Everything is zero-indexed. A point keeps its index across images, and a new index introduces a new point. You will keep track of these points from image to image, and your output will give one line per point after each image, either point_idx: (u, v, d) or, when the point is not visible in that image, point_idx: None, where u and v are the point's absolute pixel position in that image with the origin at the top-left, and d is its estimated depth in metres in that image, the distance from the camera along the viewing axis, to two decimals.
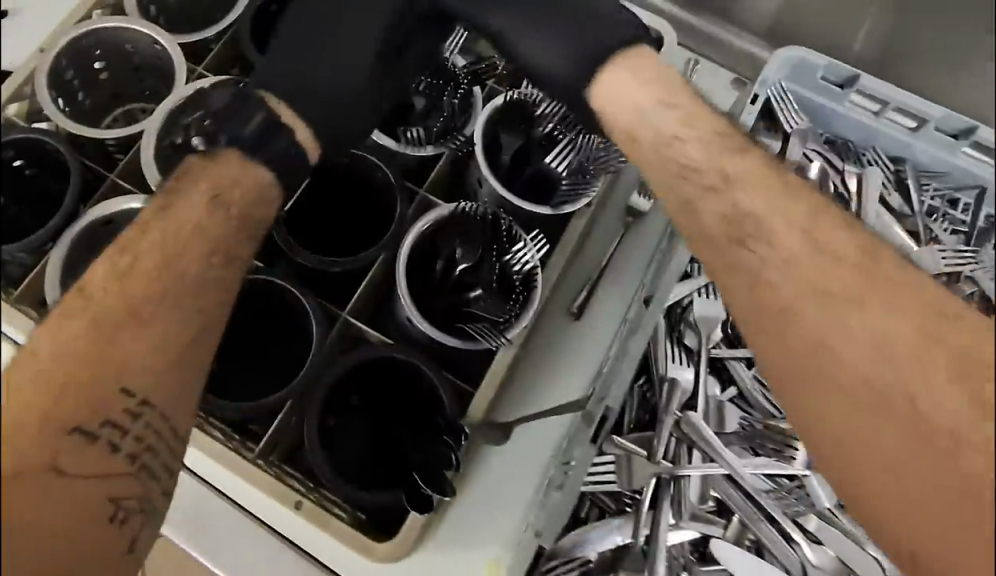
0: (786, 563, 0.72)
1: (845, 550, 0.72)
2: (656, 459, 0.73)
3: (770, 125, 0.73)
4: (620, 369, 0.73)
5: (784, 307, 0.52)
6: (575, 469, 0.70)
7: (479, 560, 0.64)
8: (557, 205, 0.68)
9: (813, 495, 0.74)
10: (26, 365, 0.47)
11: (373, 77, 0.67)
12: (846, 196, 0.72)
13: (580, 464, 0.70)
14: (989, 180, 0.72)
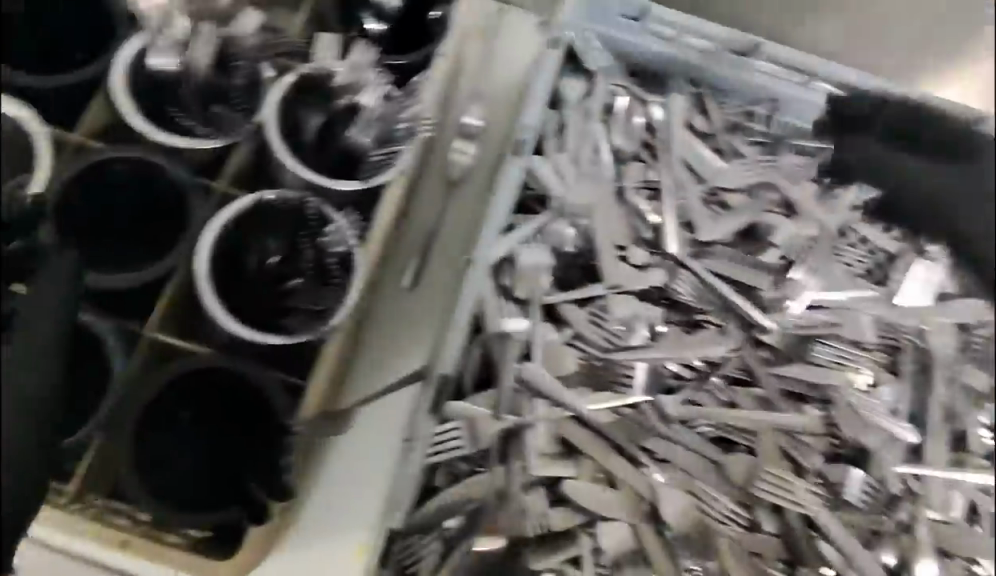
0: (690, 547, 0.55)
1: (752, 522, 0.57)
2: (501, 415, 0.57)
3: (572, 65, 0.72)
4: (463, 326, 0.59)
5: None
6: (418, 446, 0.56)
7: (348, 541, 0.63)
8: (367, 177, 0.65)
9: (691, 448, 0.58)
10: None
11: None
12: (653, 124, 0.70)
13: (421, 439, 0.56)
14: (783, 92, 0.72)
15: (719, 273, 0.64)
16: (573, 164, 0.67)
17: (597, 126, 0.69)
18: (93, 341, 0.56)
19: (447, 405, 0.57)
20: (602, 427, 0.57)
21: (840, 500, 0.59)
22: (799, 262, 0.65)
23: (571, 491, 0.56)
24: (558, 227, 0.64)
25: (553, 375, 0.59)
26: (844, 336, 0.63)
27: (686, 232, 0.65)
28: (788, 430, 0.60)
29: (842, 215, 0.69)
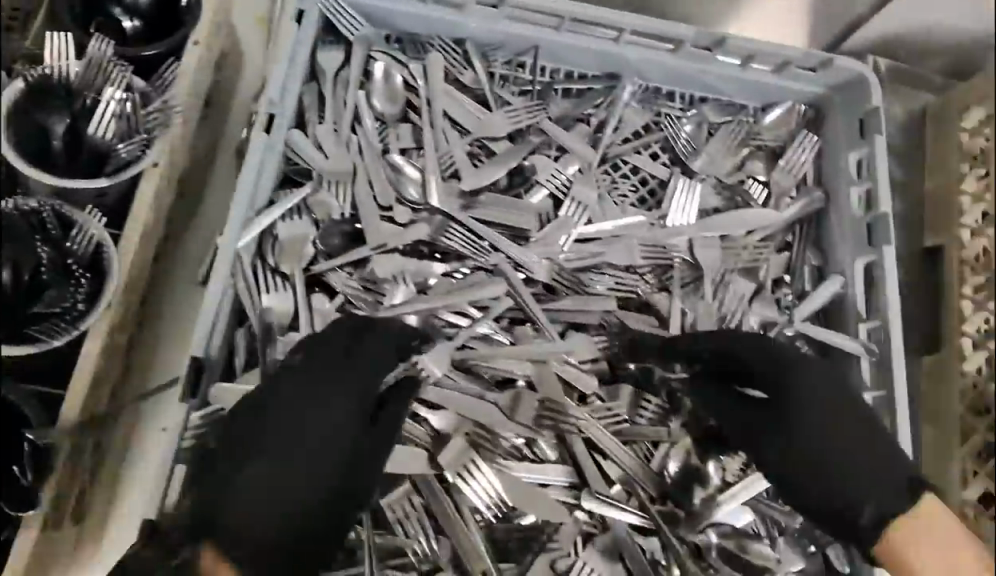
0: (472, 486, 0.57)
1: (530, 449, 0.59)
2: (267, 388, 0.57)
3: (328, 38, 0.72)
4: (216, 302, 0.55)
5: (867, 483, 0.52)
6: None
7: None
8: (115, 176, 0.62)
9: (465, 392, 0.60)
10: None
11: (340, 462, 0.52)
12: (416, 84, 0.71)
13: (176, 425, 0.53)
14: (540, 39, 0.74)
15: (481, 220, 0.65)
16: (334, 133, 0.67)
17: (358, 93, 0.69)
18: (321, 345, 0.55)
19: (204, 389, 0.55)
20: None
21: (621, 421, 0.61)
22: (566, 196, 0.68)
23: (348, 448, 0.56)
24: (319, 197, 0.64)
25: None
26: (608, 262, 0.66)
27: (449, 182, 0.66)
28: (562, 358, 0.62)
29: (607, 146, 0.74)
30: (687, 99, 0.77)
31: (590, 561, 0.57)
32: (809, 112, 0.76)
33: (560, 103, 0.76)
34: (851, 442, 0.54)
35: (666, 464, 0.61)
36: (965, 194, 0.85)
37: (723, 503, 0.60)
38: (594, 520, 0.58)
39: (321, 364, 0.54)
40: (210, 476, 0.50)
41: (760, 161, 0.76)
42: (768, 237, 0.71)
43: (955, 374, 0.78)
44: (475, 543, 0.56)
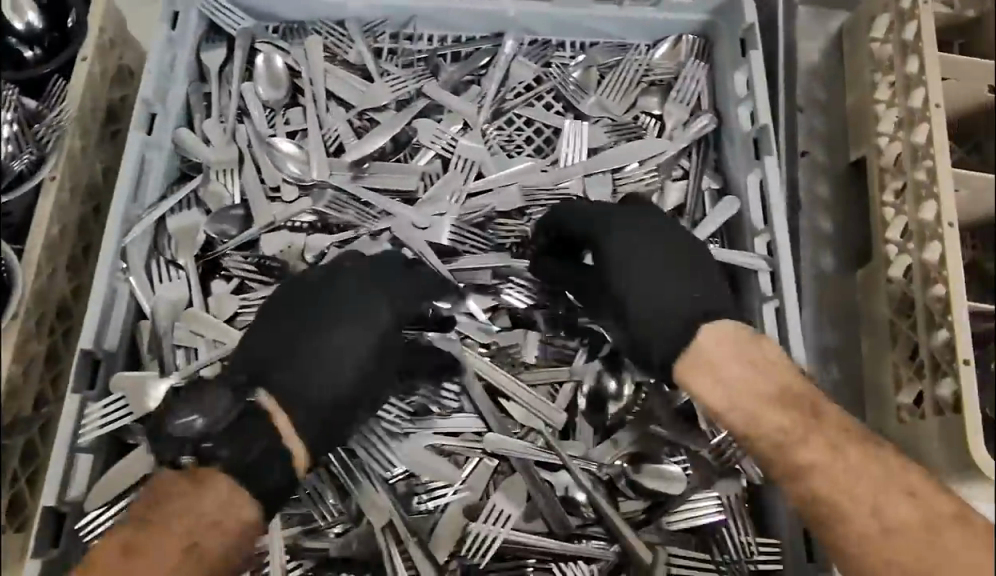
0: (377, 441, 0.60)
1: (432, 402, 0.61)
2: (167, 373, 0.59)
3: (211, 36, 0.72)
4: (102, 294, 0.58)
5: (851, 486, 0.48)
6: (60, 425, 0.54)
7: None
8: (9, 191, 0.64)
9: None
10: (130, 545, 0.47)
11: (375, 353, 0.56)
12: (299, 70, 0.72)
13: (80, 418, 0.56)
14: (417, 8, 0.75)
15: (369, 188, 0.67)
16: (220, 125, 0.68)
17: (243, 85, 0.71)
18: (373, 262, 0.59)
19: (103, 380, 0.57)
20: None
21: (523, 365, 0.63)
22: (452, 154, 0.69)
23: None
24: (211, 188, 0.66)
25: (219, 321, 0.61)
26: (499, 211, 0.67)
27: (334, 157, 0.69)
28: (453, 304, 0.63)
29: (494, 100, 0.74)
30: (576, 46, 0.77)
31: (499, 504, 0.59)
32: (698, 40, 0.76)
33: (449, 70, 0.75)
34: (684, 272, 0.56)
35: (571, 401, 0.62)
36: (880, 103, 0.80)
37: (628, 431, 0.61)
38: (499, 463, 0.60)
39: (322, 275, 0.58)
40: (290, 339, 0.55)
41: (654, 95, 0.75)
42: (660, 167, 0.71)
43: (883, 282, 0.75)
44: (383, 499, 0.58)
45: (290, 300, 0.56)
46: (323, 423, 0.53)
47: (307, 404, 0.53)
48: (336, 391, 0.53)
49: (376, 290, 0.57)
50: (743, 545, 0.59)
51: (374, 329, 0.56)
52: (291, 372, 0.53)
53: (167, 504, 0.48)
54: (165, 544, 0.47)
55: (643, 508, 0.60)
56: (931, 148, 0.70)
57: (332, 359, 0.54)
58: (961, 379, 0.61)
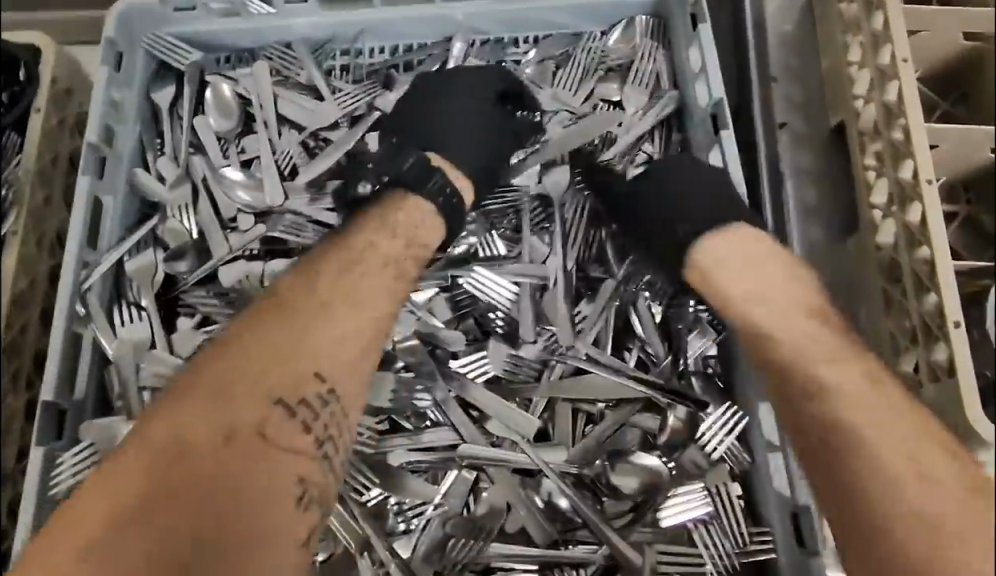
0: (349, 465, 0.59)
1: (404, 418, 0.61)
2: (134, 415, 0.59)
3: (159, 76, 0.72)
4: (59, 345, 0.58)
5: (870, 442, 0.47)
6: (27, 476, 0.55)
7: None
8: None
9: None
10: (286, 293, 0.53)
11: (482, 135, 0.65)
12: (250, 97, 0.71)
13: (51, 468, 0.56)
14: (363, 20, 0.72)
15: (324, 209, 0.66)
16: (175, 163, 0.68)
17: (195, 118, 0.70)
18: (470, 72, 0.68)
19: (70, 428, 0.58)
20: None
21: (494, 371, 0.61)
22: None
23: None
24: (169, 225, 0.66)
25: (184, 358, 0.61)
26: None
27: (289, 180, 0.68)
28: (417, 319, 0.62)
29: None
30: (530, 41, 0.74)
31: (482, 518, 0.58)
32: (651, 21, 0.73)
33: (403, 82, 0.72)
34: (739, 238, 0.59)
35: (545, 405, 0.61)
36: (852, 64, 0.76)
37: (605, 431, 0.60)
38: (478, 474, 0.59)
39: (439, 88, 0.67)
40: (425, 130, 0.65)
41: (613, 82, 0.73)
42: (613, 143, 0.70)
43: (872, 249, 0.72)
44: (360, 524, 0.57)
45: (407, 113, 0.66)
46: (481, 169, 0.64)
47: (463, 153, 0.64)
48: (477, 126, 0.66)
49: (461, 90, 0.67)
50: (740, 536, 0.57)
51: (492, 104, 0.67)
52: (442, 146, 0.64)
53: (338, 244, 0.55)
54: (361, 263, 0.54)
55: (629, 508, 0.58)
56: (902, 106, 0.68)
57: (459, 127, 0.65)
58: (953, 343, 0.59)
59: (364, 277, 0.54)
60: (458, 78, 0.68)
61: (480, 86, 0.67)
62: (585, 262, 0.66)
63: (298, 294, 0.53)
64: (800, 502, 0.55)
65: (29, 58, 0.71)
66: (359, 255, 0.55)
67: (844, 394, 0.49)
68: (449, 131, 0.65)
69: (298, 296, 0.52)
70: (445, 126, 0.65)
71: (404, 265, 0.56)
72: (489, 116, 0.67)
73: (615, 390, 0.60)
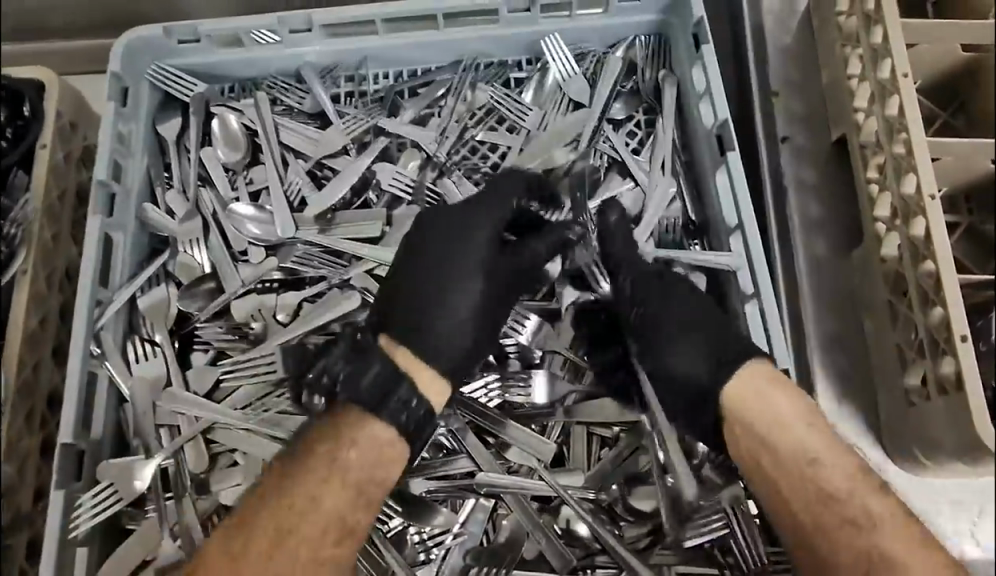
0: None
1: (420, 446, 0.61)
2: (154, 453, 0.59)
3: (165, 107, 0.72)
4: (78, 387, 0.58)
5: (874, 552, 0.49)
6: (47, 516, 0.54)
7: None
8: None
9: None
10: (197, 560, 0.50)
11: (481, 311, 0.58)
12: (255, 128, 0.71)
13: (71, 510, 0.56)
14: (365, 48, 0.72)
15: (338, 239, 0.65)
16: (184, 196, 0.68)
17: (203, 150, 0.70)
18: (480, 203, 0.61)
19: (88, 469, 0.58)
20: (243, 423, 0.60)
21: (505, 397, 0.61)
22: (415, 192, 0.68)
23: (225, 469, 0.60)
24: (180, 259, 0.66)
25: (200, 392, 0.62)
26: None
27: (298, 211, 0.68)
28: None
29: (453, 127, 0.70)
30: (534, 63, 0.73)
31: (502, 545, 0.58)
32: (652, 40, 0.72)
33: (405, 107, 0.72)
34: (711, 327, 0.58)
35: (561, 430, 0.61)
36: (852, 78, 0.77)
37: (621, 456, 0.60)
38: (494, 503, 0.59)
39: (413, 260, 0.59)
40: (400, 314, 0.57)
41: (621, 101, 0.72)
42: (611, 154, 0.70)
43: (877, 262, 0.72)
44: (382, 553, 0.57)
45: (416, 276, 0.58)
46: (459, 361, 0.57)
47: (443, 351, 0.56)
48: (467, 328, 0.57)
49: (434, 255, 0.59)
50: (757, 557, 0.57)
51: (490, 291, 0.59)
52: (421, 317, 0.57)
53: (280, 482, 0.51)
54: (291, 507, 0.50)
55: (647, 531, 0.58)
56: (903, 121, 0.68)
57: (453, 310, 0.57)
58: (960, 356, 0.59)
59: (299, 541, 0.49)
60: (441, 249, 0.59)
61: (470, 245, 0.59)
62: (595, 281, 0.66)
63: (215, 551, 0.49)
64: None
65: (32, 93, 0.71)
66: (335, 467, 0.51)
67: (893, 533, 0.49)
68: (432, 313, 0.57)
69: (219, 551, 0.49)
70: (430, 294, 0.58)
71: (333, 505, 0.50)
72: (500, 264, 0.60)
73: (630, 412, 0.60)
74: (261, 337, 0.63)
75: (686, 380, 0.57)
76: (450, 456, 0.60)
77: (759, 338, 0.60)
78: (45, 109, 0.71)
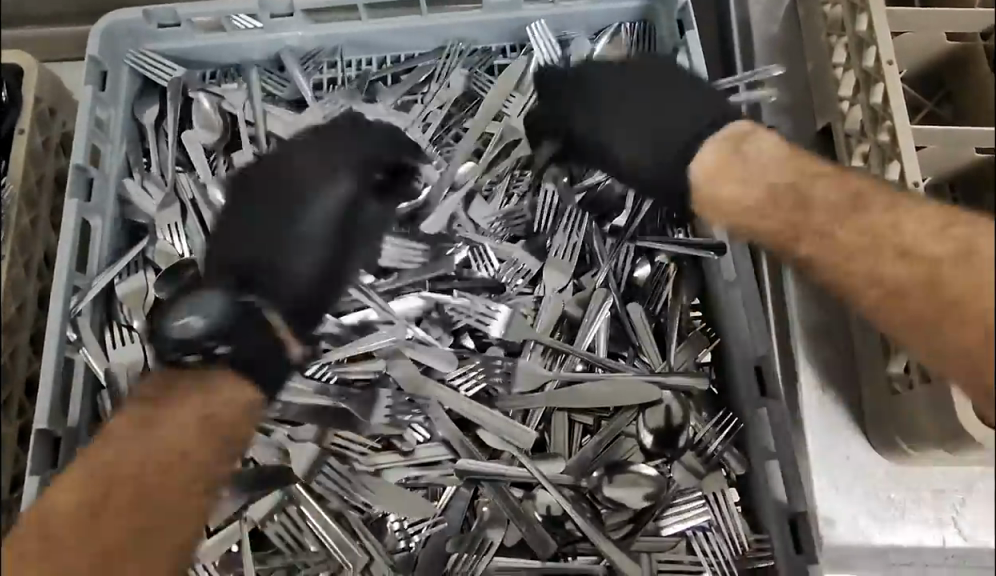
0: (348, 481, 0.58)
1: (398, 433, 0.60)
2: None
3: (144, 93, 0.71)
4: (53, 373, 0.57)
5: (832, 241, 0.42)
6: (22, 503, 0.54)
7: None
8: None
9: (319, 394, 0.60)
10: (89, 480, 0.47)
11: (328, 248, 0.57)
12: (236, 113, 0.70)
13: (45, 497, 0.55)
14: (347, 33, 0.71)
15: None
16: (163, 182, 0.68)
17: (182, 136, 0.70)
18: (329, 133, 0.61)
19: (64, 456, 0.58)
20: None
21: (487, 384, 0.61)
22: None
23: None
24: (159, 245, 0.65)
25: None
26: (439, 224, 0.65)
27: None
28: (407, 332, 0.62)
29: (437, 113, 0.70)
30: (519, 49, 0.73)
31: (483, 532, 0.58)
32: (637, 27, 0.72)
33: (387, 93, 0.71)
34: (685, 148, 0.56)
35: (542, 416, 0.61)
36: (837, 67, 0.77)
37: (601, 442, 0.60)
38: (474, 490, 0.59)
39: (246, 190, 0.58)
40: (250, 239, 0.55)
41: None
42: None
43: None
44: (362, 540, 0.57)
45: (262, 202, 0.57)
46: (299, 300, 0.55)
47: (291, 282, 0.54)
48: (315, 262, 0.56)
49: (275, 180, 0.58)
50: (737, 544, 0.57)
51: (312, 241, 0.56)
52: (262, 244, 0.55)
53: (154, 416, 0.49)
54: (167, 435, 0.48)
55: (628, 519, 0.58)
56: (887, 109, 0.68)
57: (281, 243, 0.55)
58: None
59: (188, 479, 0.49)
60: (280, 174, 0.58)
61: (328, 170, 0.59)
62: (579, 267, 0.66)
63: (109, 470, 0.47)
64: (796, 509, 0.54)
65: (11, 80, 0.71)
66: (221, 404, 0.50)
67: (901, 272, 0.38)
68: (276, 239, 0.55)
69: (116, 471, 0.47)
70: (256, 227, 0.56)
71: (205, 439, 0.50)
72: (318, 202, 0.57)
73: (610, 398, 0.60)
74: None
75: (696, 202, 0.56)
76: (428, 442, 0.60)
77: (742, 324, 0.59)
78: (23, 94, 0.70)
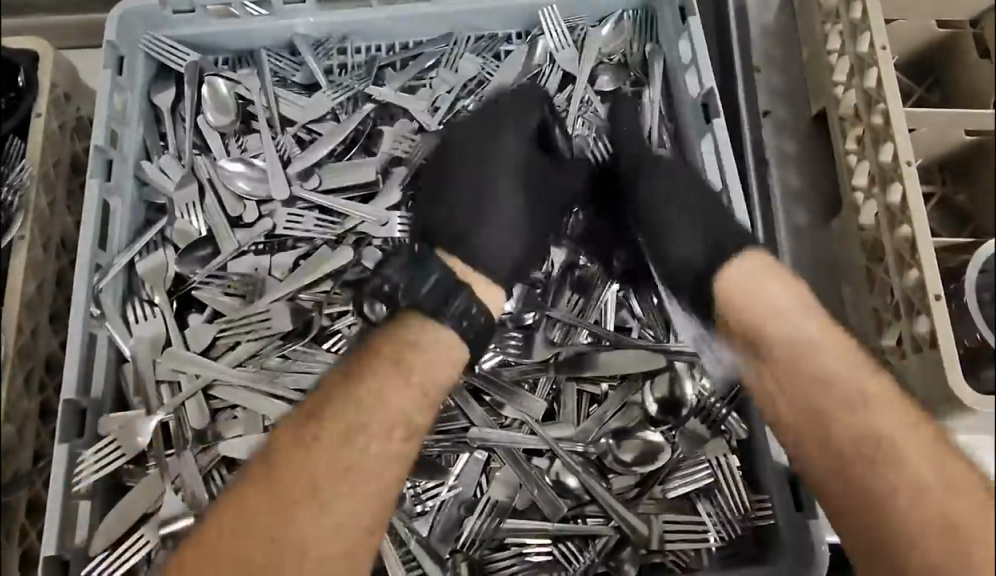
0: None
1: None
2: (154, 410, 0.61)
3: (159, 78, 0.73)
4: (80, 347, 0.59)
5: (823, 434, 0.51)
6: (51, 472, 0.55)
7: None
8: None
9: (335, 366, 0.62)
10: (311, 428, 0.52)
11: (532, 238, 0.63)
12: (250, 98, 0.72)
13: (72, 465, 0.57)
14: (356, 20, 0.73)
15: (333, 198, 0.67)
16: (180, 164, 0.69)
17: (198, 119, 0.72)
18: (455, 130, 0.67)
19: (90, 426, 0.59)
20: (240, 379, 0.61)
21: (501, 356, 0.63)
22: (411, 156, 0.69)
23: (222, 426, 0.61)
24: (178, 224, 0.67)
25: (197, 351, 0.63)
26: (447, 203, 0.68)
27: (287, 168, 0.69)
28: None
29: (447, 96, 0.72)
30: (525, 36, 0.75)
31: (498, 496, 0.60)
32: (637, 15, 0.74)
33: (396, 78, 0.73)
34: (722, 260, 0.59)
35: (550, 386, 0.63)
36: (832, 53, 0.79)
37: (607, 409, 0.62)
38: (487, 456, 0.61)
39: (465, 168, 0.64)
40: (446, 227, 0.61)
41: (607, 74, 0.74)
42: (596, 123, 0.71)
43: (855, 230, 0.75)
44: None
45: (462, 186, 0.63)
46: (509, 273, 0.61)
47: (489, 258, 0.60)
48: (517, 233, 0.62)
49: (462, 169, 0.64)
50: (740, 503, 0.59)
51: (536, 207, 0.65)
52: (470, 228, 0.61)
53: (324, 410, 0.52)
54: (358, 409, 0.52)
55: (635, 482, 0.61)
56: (881, 92, 0.70)
57: (499, 213, 0.62)
58: (933, 315, 0.61)
59: (339, 494, 0.50)
60: (477, 155, 0.64)
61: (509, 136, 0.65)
62: (585, 243, 0.68)
63: (341, 415, 0.52)
64: (796, 470, 0.56)
65: (28, 65, 0.72)
66: (400, 344, 0.54)
67: (849, 382, 0.51)
68: (482, 218, 0.61)
69: (339, 419, 0.52)
70: (448, 220, 0.61)
71: (410, 413, 0.53)
72: (497, 181, 0.64)
73: (617, 365, 0.63)
74: (255, 295, 0.64)
75: (683, 267, 0.61)
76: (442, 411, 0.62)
77: None
78: (39, 79, 0.72)
